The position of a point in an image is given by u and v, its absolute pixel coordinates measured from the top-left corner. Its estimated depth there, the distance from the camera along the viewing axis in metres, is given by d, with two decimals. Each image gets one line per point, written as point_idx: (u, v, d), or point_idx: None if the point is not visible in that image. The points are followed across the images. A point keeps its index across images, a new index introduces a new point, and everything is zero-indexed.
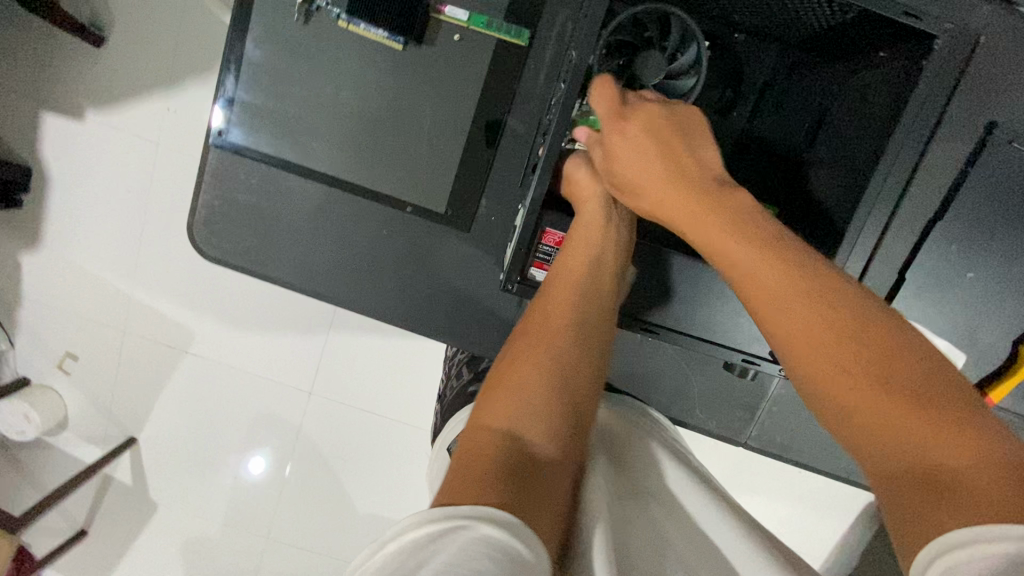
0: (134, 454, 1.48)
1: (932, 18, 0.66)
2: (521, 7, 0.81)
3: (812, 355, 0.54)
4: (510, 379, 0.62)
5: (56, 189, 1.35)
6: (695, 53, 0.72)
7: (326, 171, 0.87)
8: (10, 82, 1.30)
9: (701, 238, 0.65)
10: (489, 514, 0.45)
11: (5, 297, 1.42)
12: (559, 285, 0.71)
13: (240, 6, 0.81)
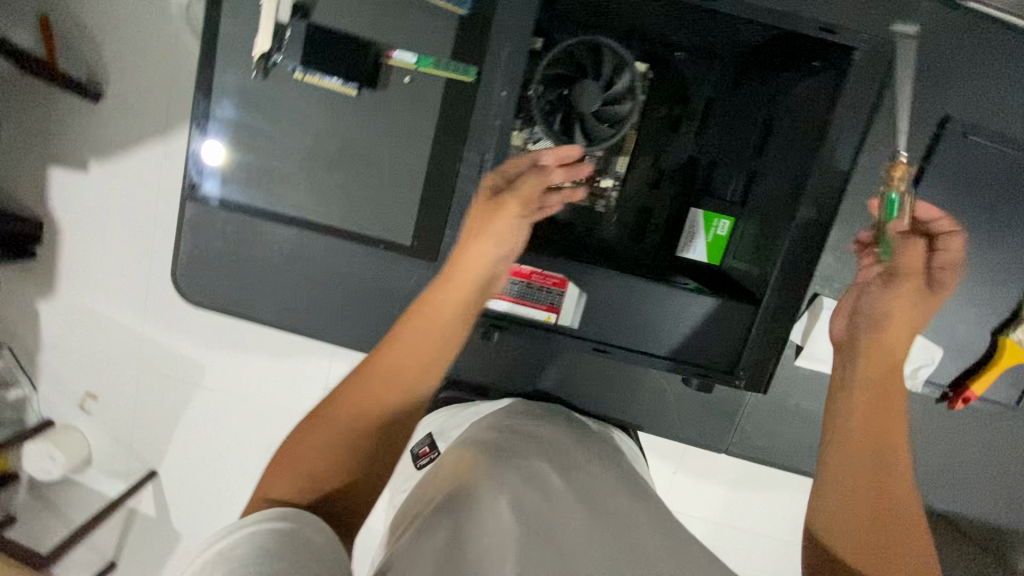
0: (155, 485, 1.56)
1: (849, 31, 0.69)
2: (466, 45, 0.84)
3: (856, 455, 0.74)
4: (317, 446, 0.66)
5: (65, 238, 1.41)
6: (629, 79, 0.75)
7: (296, 213, 0.92)
8: (16, 141, 1.36)
9: (872, 368, 0.79)
10: (280, 516, 0.55)
11: (25, 345, 1.50)
12: (410, 345, 0.71)
13: (205, 66, 0.86)
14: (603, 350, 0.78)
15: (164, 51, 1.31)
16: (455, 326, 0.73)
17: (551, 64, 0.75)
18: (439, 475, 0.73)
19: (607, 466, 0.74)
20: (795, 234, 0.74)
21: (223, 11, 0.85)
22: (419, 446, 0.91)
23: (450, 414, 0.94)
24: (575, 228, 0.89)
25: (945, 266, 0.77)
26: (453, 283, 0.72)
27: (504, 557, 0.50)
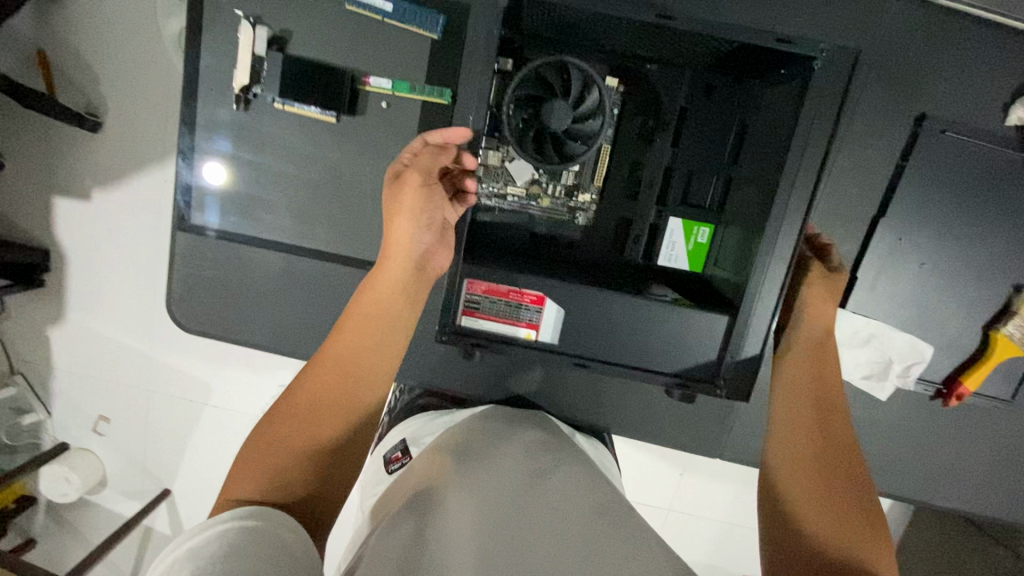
0: (169, 503, 1.60)
1: (806, 41, 0.71)
2: (441, 69, 0.86)
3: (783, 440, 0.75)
4: (266, 452, 0.62)
5: (71, 266, 1.44)
6: (598, 95, 0.76)
7: (283, 239, 0.94)
8: (23, 174, 1.41)
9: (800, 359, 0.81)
10: (253, 512, 0.55)
11: (38, 372, 1.54)
12: (355, 331, 0.70)
13: (189, 100, 0.88)
14: (583, 364, 0.78)
15: (156, 79, 1.33)
16: (398, 309, 0.73)
17: (520, 85, 0.76)
18: (411, 477, 0.77)
19: (570, 463, 0.79)
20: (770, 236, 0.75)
21: (203, 45, 0.87)
22: (391, 452, 0.87)
23: (425, 421, 0.92)
24: (557, 240, 0.92)
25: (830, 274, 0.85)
26: (389, 266, 0.73)
27: (467, 538, 0.59)
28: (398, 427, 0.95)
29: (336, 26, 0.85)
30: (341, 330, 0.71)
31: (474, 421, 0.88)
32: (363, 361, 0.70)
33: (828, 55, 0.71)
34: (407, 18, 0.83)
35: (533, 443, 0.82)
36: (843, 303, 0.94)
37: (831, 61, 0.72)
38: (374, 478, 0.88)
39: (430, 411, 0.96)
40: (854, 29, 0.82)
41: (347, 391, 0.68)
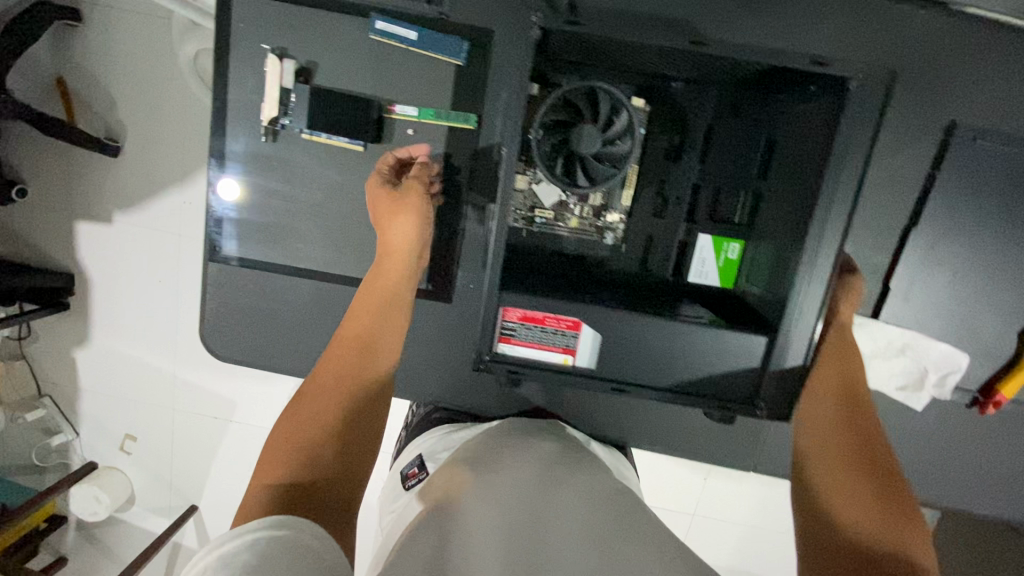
0: (197, 518, 1.62)
1: (841, 62, 0.69)
2: (465, 94, 0.87)
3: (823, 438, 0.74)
4: (294, 426, 0.68)
5: (96, 289, 1.46)
6: (626, 118, 0.76)
7: (312, 266, 0.95)
8: (48, 201, 1.43)
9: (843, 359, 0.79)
10: (283, 521, 0.55)
11: (67, 393, 1.56)
12: (358, 318, 0.79)
13: (218, 133, 0.89)
14: (622, 389, 0.77)
15: (174, 105, 1.34)
16: (398, 294, 0.82)
17: (550, 110, 0.76)
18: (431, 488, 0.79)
19: (577, 470, 0.80)
20: (806, 261, 0.74)
21: (230, 78, 0.87)
22: (408, 467, 0.91)
23: (440, 436, 0.95)
24: (585, 260, 0.91)
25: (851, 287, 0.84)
26: (387, 260, 0.82)
27: (489, 552, 0.60)
28: (414, 443, 0.98)
29: (360, 55, 0.86)
30: (347, 321, 0.79)
31: (487, 434, 0.90)
32: (372, 340, 0.78)
33: (863, 77, 0.68)
34: (432, 47, 0.84)
35: (550, 453, 0.84)
36: (875, 313, 0.93)
37: (868, 82, 0.69)
38: (392, 492, 0.92)
39: (446, 424, 0.99)
40: (877, 41, 0.82)
41: (358, 365, 0.75)
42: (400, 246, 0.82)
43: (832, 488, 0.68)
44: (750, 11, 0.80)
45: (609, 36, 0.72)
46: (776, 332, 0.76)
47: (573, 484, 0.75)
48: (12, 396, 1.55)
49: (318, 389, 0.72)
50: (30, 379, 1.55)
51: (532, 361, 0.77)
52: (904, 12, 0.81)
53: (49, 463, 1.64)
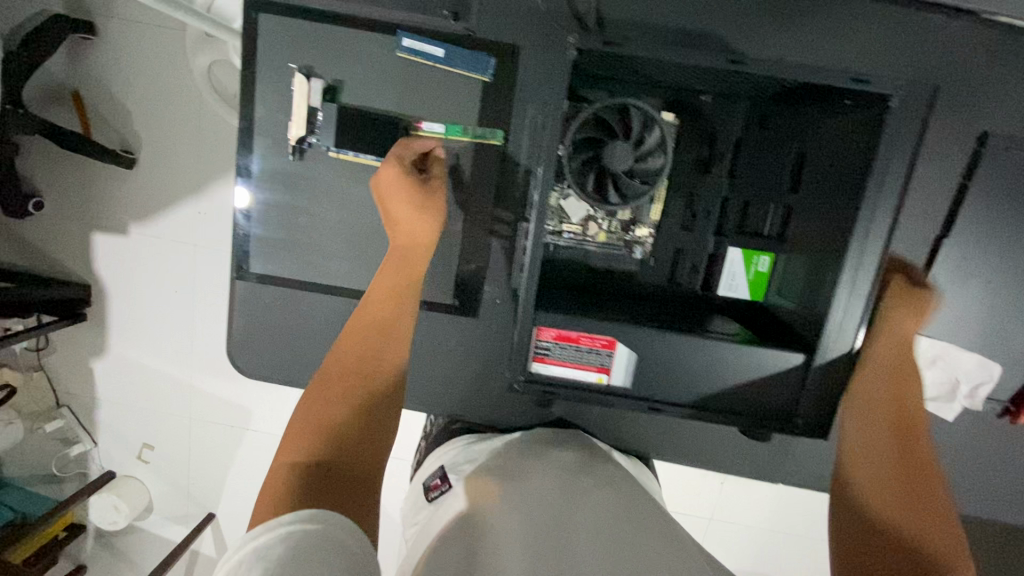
0: (215, 526, 1.62)
1: (882, 80, 0.68)
2: (492, 110, 0.86)
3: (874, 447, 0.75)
4: (316, 414, 0.71)
5: (113, 299, 1.46)
6: (659, 134, 0.76)
7: (338, 284, 0.95)
8: (65, 214, 1.43)
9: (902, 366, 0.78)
10: (314, 515, 0.58)
11: (85, 403, 1.56)
12: (377, 312, 0.79)
13: (244, 153, 0.90)
14: (655, 408, 0.78)
15: (188, 117, 1.33)
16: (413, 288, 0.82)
17: (582, 127, 0.76)
18: (457, 501, 0.78)
19: (599, 480, 0.79)
20: (844, 279, 0.74)
21: (256, 97, 0.87)
22: (430, 479, 0.87)
23: (461, 448, 0.92)
24: (613, 274, 0.91)
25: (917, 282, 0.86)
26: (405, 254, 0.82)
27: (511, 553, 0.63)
28: (436, 454, 0.94)
29: (386, 73, 0.85)
30: (367, 314, 0.79)
31: (511, 450, 0.88)
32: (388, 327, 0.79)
33: (904, 94, 0.68)
34: (460, 63, 0.83)
35: (572, 461, 0.84)
36: None
37: (908, 99, 0.69)
38: (413, 505, 0.89)
39: (466, 436, 0.96)
40: (907, 53, 0.81)
41: (374, 355, 0.77)
42: (416, 239, 0.82)
43: (877, 497, 0.72)
44: (778, 23, 0.81)
45: (642, 53, 0.71)
46: (813, 349, 0.76)
47: (592, 490, 0.75)
48: (32, 406, 1.56)
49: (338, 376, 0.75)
50: (48, 389, 1.55)
51: (568, 381, 0.77)
52: (936, 22, 0.80)
53: (67, 473, 1.64)
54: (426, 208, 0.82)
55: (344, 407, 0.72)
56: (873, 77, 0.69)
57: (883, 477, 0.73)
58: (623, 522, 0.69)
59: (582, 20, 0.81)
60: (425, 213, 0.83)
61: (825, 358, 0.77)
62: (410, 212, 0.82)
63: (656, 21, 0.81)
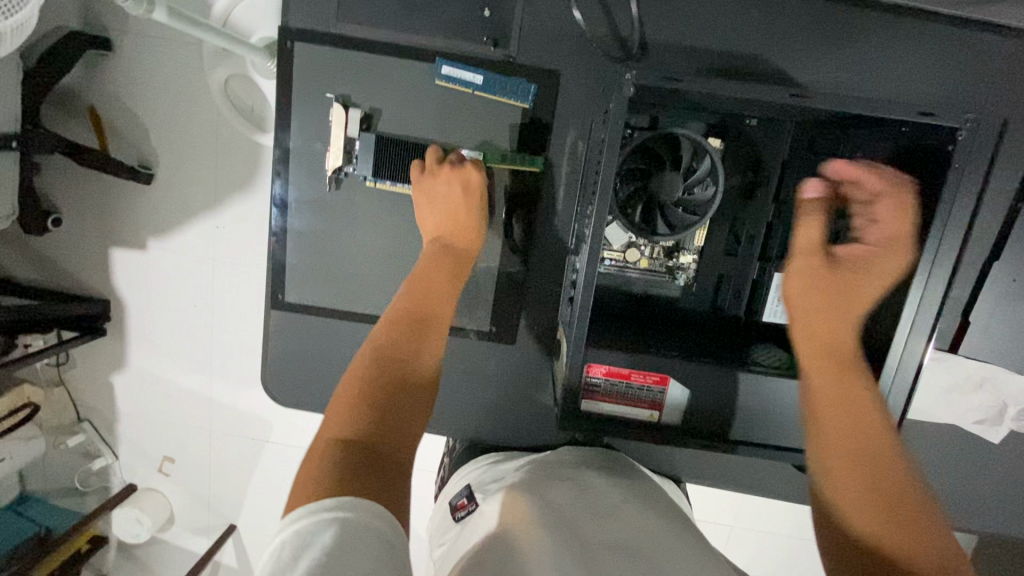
0: (237, 539, 1.49)
1: (950, 113, 0.67)
2: (531, 137, 0.85)
3: (828, 439, 0.66)
4: (355, 392, 0.64)
5: (131, 311, 1.32)
6: (709, 164, 0.76)
7: (375, 311, 0.93)
8: (77, 225, 1.29)
9: (828, 332, 0.71)
10: (359, 503, 0.51)
11: (105, 415, 1.42)
12: (419, 306, 0.75)
13: (281, 181, 0.88)
14: (714, 446, 0.78)
15: (204, 130, 1.19)
16: (452, 290, 0.78)
17: (631, 158, 0.77)
18: (478, 519, 0.72)
19: (626, 492, 0.73)
20: (907, 316, 0.72)
21: (292, 126, 0.86)
22: (456, 499, 0.84)
23: (486, 468, 0.89)
24: (654, 300, 0.89)
25: (886, 216, 0.71)
26: (447, 260, 0.80)
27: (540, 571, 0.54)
28: (459, 474, 0.92)
29: (425, 100, 0.84)
30: (401, 307, 0.74)
31: (535, 463, 0.83)
32: (426, 311, 0.74)
33: (973, 126, 0.66)
34: (499, 89, 0.82)
35: (599, 479, 0.76)
36: (954, 348, 0.90)
37: (977, 133, 0.67)
38: (440, 526, 0.84)
39: (491, 454, 0.94)
40: (959, 74, 0.79)
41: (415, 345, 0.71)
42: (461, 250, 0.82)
43: (844, 496, 0.63)
44: (827, 45, 0.79)
45: (698, 89, 0.69)
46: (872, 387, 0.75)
47: (625, 509, 0.68)
48: (53, 421, 1.43)
49: (375, 356, 0.68)
50: (69, 405, 1.41)
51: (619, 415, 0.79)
52: (990, 42, 0.78)
53: (91, 486, 1.51)
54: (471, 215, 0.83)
55: (382, 375, 0.66)
56: (940, 109, 0.68)
57: (840, 470, 0.64)
58: (662, 539, 0.61)
59: (625, 44, 0.81)
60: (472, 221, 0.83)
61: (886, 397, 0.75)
62: (447, 216, 0.82)
63: (699, 46, 0.80)
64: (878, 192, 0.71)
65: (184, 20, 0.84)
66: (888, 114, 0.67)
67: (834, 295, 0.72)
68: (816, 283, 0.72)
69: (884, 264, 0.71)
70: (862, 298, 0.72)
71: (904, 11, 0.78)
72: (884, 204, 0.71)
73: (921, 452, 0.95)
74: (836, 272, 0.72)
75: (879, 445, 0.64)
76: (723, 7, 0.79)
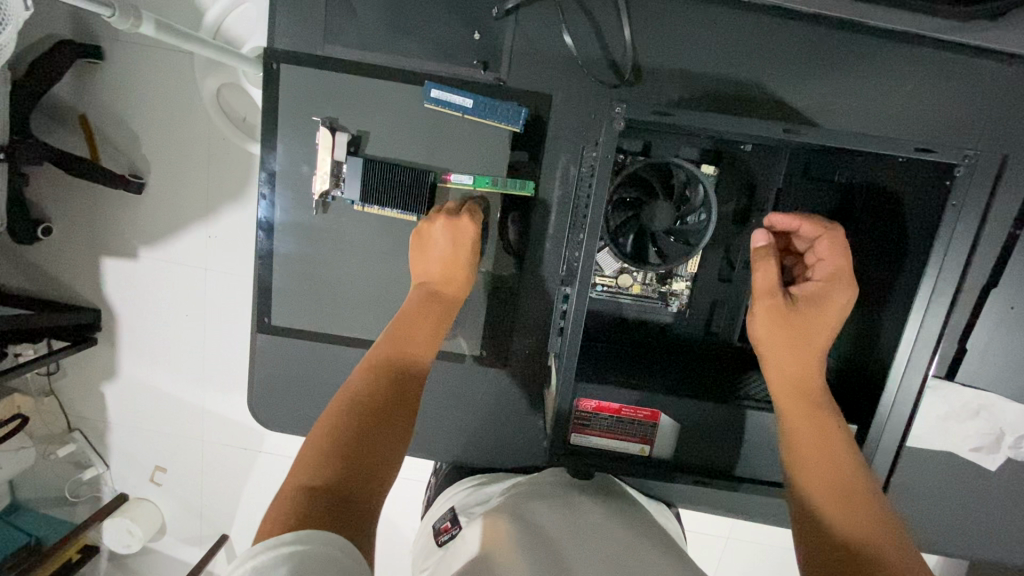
0: (228, 549, 1.47)
1: (949, 149, 0.65)
2: (522, 162, 0.83)
3: (806, 473, 0.65)
4: (328, 438, 0.61)
5: (122, 322, 1.30)
6: (703, 193, 0.75)
7: (362, 334, 0.91)
8: (65, 234, 1.26)
9: (793, 369, 0.69)
10: (320, 537, 0.49)
11: (95, 425, 1.40)
12: (399, 347, 0.72)
13: (269, 202, 0.86)
14: (703, 481, 0.78)
15: (194, 142, 1.17)
16: (434, 330, 0.75)
17: (622, 187, 0.75)
18: (461, 545, 0.70)
19: (609, 512, 0.71)
20: (902, 352, 0.70)
21: (278, 147, 0.84)
22: (439, 522, 0.82)
23: (471, 490, 0.88)
24: (648, 325, 0.87)
25: (828, 253, 0.70)
26: (432, 303, 0.77)
27: None
28: (444, 496, 0.91)
29: (414, 122, 0.82)
30: (385, 343, 0.72)
31: (517, 486, 0.81)
32: (408, 355, 0.72)
33: (970, 165, 0.65)
34: (490, 113, 0.80)
35: (584, 495, 0.74)
36: (950, 375, 0.88)
37: (974, 172, 0.66)
38: (424, 551, 0.83)
39: (477, 476, 0.93)
40: (956, 101, 0.78)
41: (393, 386, 0.68)
42: (447, 292, 0.80)
43: (827, 526, 0.62)
44: (823, 69, 0.78)
45: (693, 124, 0.68)
46: (867, 421, 0.75)
47: (608, 528, 0.66)
48: (43, 431, 1.40)
49: (357, 399, 0.65)
50: (60, 413, 1.39)
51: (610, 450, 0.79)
52: (987, 68, 0.77)
53: (80, 497, 1.47)
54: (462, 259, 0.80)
55: (358, 417, 0.64)
56: (940, 144, 0.66)
57: (820, 501, 0.63)
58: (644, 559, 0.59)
59: (617, 67, 0.79)
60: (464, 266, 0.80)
61: (882, 429, 0.74)
62: (440, 263, 0.80)
63: (693, 70, 0.79)
64: (818, 233, 0.71)
65: (173, 34, 0.81)
66: (885, 150, 0.65)
67: (799, 331, 0.69)
68: (780, 318, 0.69)
69: (838, 300, 0.69)
70: (822, 336, 0.69)
71: (902, 37, 0.76)
72: (825, 243, 0.70)
73: (913, 477, 0.94)
74: (797, 310, 0.68)
75: (853, 477, 0.64)
76: (717, 31, 0.77)
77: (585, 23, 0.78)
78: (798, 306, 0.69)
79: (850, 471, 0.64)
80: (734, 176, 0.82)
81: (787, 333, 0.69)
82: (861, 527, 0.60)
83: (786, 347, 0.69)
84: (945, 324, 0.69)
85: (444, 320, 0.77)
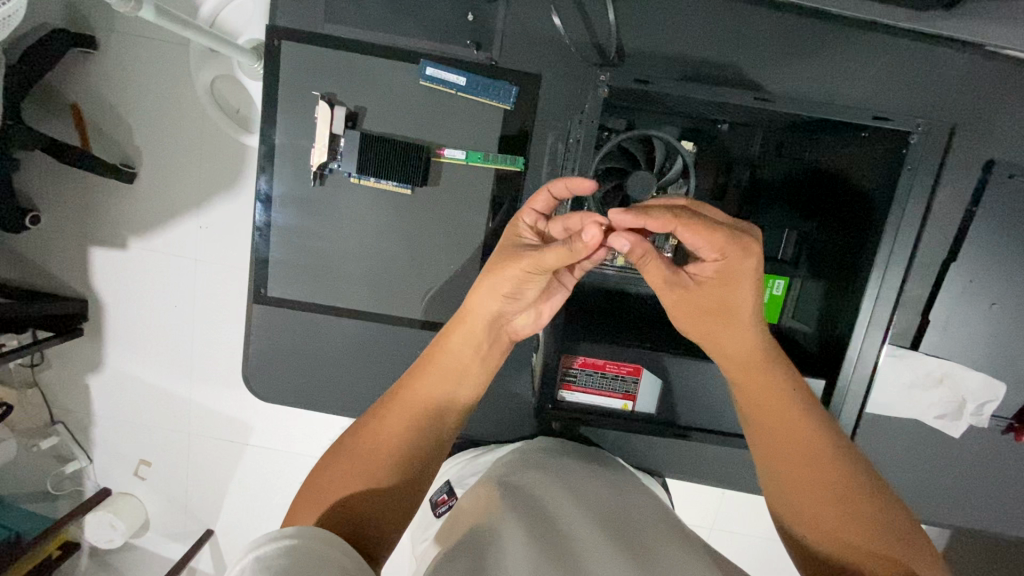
0: (213, 546, 1.43)
1: (904, 117, 0.71)
2: (512, 138, 0.88)
3: (767, 456, 0.65)
4: (337, 482, 0.61)
5: (110, 311, 1.29)
6: (681, 164, 0.80)
7: (358, 308, 0.94)
8: (53, 221, 1.25)
9: (720, 353, 0.67)
10: (318, 534, 0.50)
11: (79, 417, 1.37)
12: (438, 372, 0.67)
13: (268, 177, 0.89)
14: (682, 434, 0.84)
15: (190, 129, 1.19)
16: (476, 365, 0.68)
17: (606, 158, 0.80)
18: (460, 516, 0.71)
19: (599, 480, 0.74)
20: (866, 308, 0.76)
21: (279, 123, 0.88)
22: (436, 495, 0.86)
23: (466, 462, 0.91)
24: (629, 295, 0.92)
25: (696, 238, 0.57)
26: (476, 336, 0.66)
27: (522, 552, 0.52)
28: (441, 469, 0.93)
29: (410, 101, 0.87)
30: (424, 358, 0.68)
31: (510, 454, 0.84)
32: (449, 389, 0.67)
33: (924, 132, 0.71)
34: (482, 92, 0.85)
35: (586, 471, 0.76)
36: (914, 345, 0.93)
37: (928, 138, 0.72)
38: (422, 523, 0.87)
39: (469, 449, 0.96)
40: (913, 85, 0.84)
41: (426, 417, 0.66)
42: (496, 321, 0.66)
43: (797, 504, 0.63)
44: (794, 55, 0.84)
45: (671, 93, 0.73)
46: (834, 376, 0.79)
47: (609, 501, 0.67)
48: (25, 423, 1.38)
49: (390, 417, 0.65)
50: (42, 406, 1.37)
51: (593, 406, 0.85)
52: (942, 56, 0.83)
53: (65, 490, 1.42)
54: (492, 276, 0.63)
55: (397, 438, 0.64)
56: (896, 114, 0.72)
57: (782, 482, 0.64)
58: (647, 534, 0.60)
59: (603, 50, 0.84)
60: (497, 283, 0.63)
61: (846, 390, 0.79)
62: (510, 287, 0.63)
63: (675, 54, 0.84)
64: (669, 223, 0.56)
65: (172, 21, 0.83)
66: (843, 116, 0.72)
67: (706, 321, 0.64)
68: (687, 309, 0.64)
69: (739, 277, 0.59)
70: (735, 317, 0.63)
71: (865, 26, 0.82)
72: (684, 230, 0.57)
73: (883, 445, 0.99)
74: (700, 302, 0.62)
75: (807, 451, 0.63)
76: (695, 17, 0.83)
77: (573, 7, 0.83)
78: (695, 291, 0.62)
79: (809, 447, 0.63)
80: (711, 155, 0.89)
81: (698, 323, 0.65)
82: (831, 501, 0.61)
83: (704, 335, 0.66)
84: (903, 282, 0.75)
85: (494, 349, 0.69)
